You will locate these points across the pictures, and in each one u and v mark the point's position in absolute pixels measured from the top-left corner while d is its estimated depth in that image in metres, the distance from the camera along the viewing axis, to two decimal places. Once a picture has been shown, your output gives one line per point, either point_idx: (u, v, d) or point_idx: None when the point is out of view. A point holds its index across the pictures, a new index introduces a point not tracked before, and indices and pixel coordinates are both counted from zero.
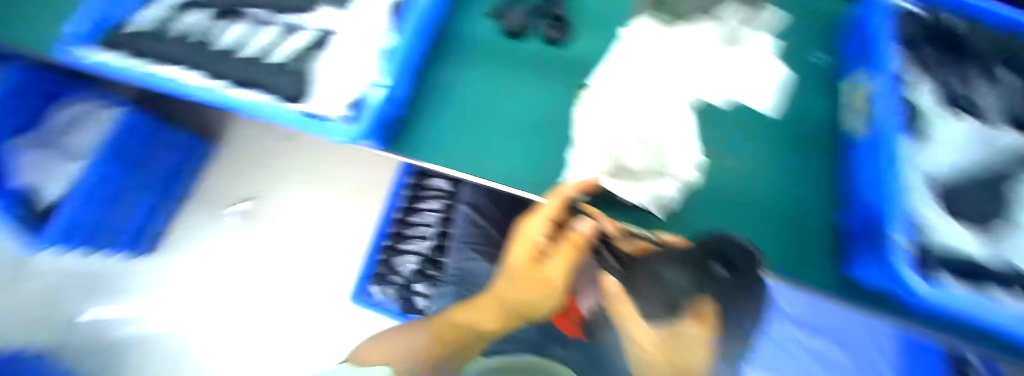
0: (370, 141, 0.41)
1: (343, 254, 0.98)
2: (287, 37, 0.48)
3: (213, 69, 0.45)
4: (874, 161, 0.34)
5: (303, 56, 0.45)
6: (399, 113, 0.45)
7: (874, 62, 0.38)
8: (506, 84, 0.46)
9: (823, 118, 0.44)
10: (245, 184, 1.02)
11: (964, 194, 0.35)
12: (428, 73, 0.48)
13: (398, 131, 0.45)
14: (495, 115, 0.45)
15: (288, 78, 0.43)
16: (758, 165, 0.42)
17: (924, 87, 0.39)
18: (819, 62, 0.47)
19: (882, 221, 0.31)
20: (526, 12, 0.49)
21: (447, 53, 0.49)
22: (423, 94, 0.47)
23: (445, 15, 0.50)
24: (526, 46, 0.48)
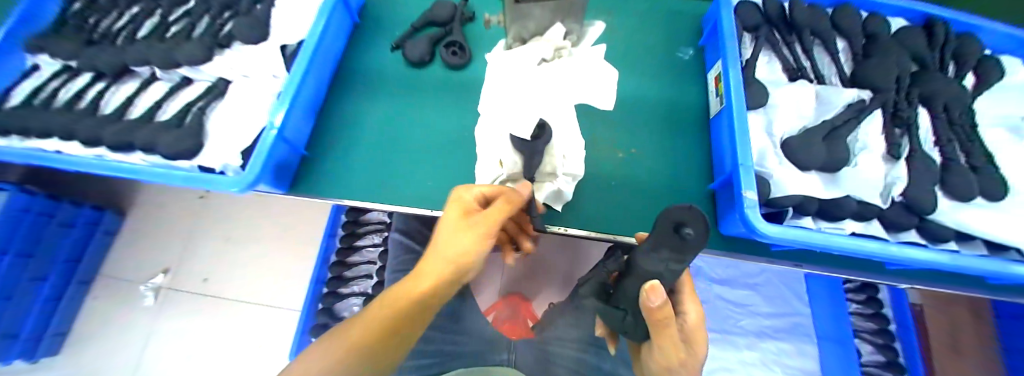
0: (264, 185, 0.39)
1: (286, 306, 0.95)
2: (175, 93, 0.47)
3: (91, 136, 0.42)
4: (728, 131, 0.40)
5: (192, 109, 0.45)
6: (301, 152, 0.44)
7: (723, 49, 0.43)
8: (409, 109, 0.48)
9: (697, 105, 0.49)
10: (164, 252, 1.01)
11: (807, 149, 0.41)
12: (328, 107, 0.48)
13: (305, 170, 0.45)
14: (402, 143, 0.47)
15: (175, 134, 0.41)
16: (643, 151, 0.46)
17: (771, 61, 0.47)
18: (688, 57, 0.52)
19: (737, 184, 0.37)
20: (425, 40, 0.50)
21: (348, 87, 0.49)
22: (327, 130, 0.47)
23: (346, 53, 0.51)
24: (428, 74, 0.50)
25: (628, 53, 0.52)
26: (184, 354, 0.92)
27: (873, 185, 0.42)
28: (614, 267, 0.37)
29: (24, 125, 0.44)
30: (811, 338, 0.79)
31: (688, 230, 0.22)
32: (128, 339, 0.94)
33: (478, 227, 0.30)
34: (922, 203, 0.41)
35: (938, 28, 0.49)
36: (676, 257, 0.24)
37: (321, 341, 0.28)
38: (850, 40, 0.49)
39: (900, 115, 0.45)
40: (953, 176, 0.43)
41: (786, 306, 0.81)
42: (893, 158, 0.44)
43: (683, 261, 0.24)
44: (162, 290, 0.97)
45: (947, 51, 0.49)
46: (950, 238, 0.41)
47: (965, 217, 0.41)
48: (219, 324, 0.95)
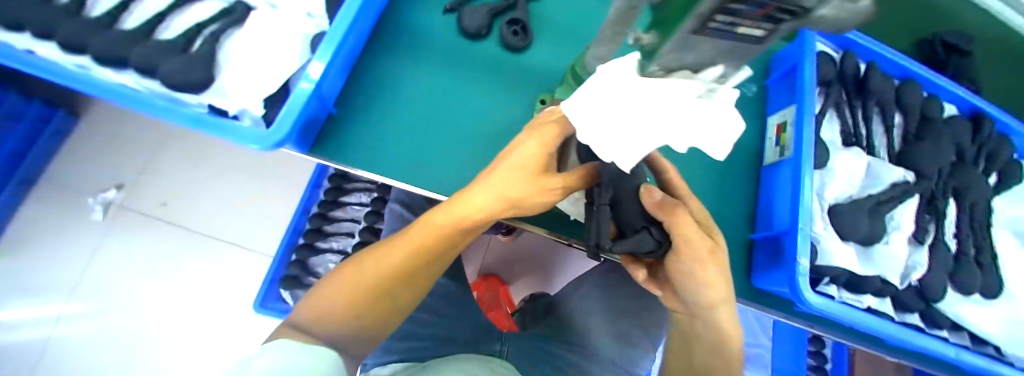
0: (289, 146, 0.34)
1: (256, 250, 0.89)
2: (183, 7, 0.40)
3: (70, 35, 0.34)
4: (790, 189, 0.39)
5: (203, 33, 0.38)
6: (330, 110, 0.39)
7: (797, 99, 0.41)
8: (456, 86, 0.43)
9: (748, 147, 0.47)
10: (121, 166, 0.90)
11: (853, 219, 0.41)
12: (364, 63, 0.42)
13: (330, 131, 0.40)
14: (445, 123, 0.42)
15: (183, 60, 0.35)
16: (692, 186, 0.45)
17: (832, 120, 0.46)
18: (750, 94, 0.50)
19: (791, 248, 0.36)
20: (485, 11, 0.44)
21: (391, 46, 0.43)
22: (361, 91, 0.42)
23: (391, 5, 0.45)
24: (482, 49, 0.45)
25: None
26: (134, 281, 0.85)
27: (898, 265, 0.43)
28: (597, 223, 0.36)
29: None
30: (764, 369, 0.87)
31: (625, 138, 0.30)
32: (70, 252, 0.85)
33: (535, 163, 0.30)
34: (934, 290, 0.43)
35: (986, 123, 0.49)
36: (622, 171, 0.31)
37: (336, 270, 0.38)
38: (907, 116, 0.48)
39: (935, 204, 0.46)
40: (964, 270, 0.45)
41: (750, 337, 0.88)
42: (918, 242, 0.45)
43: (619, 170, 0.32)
44: (114, 207, 0.88)
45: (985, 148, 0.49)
46: (947, 326, 0.44)
47: (965, 309, 0.44)
48: (178, 256, 0.87)
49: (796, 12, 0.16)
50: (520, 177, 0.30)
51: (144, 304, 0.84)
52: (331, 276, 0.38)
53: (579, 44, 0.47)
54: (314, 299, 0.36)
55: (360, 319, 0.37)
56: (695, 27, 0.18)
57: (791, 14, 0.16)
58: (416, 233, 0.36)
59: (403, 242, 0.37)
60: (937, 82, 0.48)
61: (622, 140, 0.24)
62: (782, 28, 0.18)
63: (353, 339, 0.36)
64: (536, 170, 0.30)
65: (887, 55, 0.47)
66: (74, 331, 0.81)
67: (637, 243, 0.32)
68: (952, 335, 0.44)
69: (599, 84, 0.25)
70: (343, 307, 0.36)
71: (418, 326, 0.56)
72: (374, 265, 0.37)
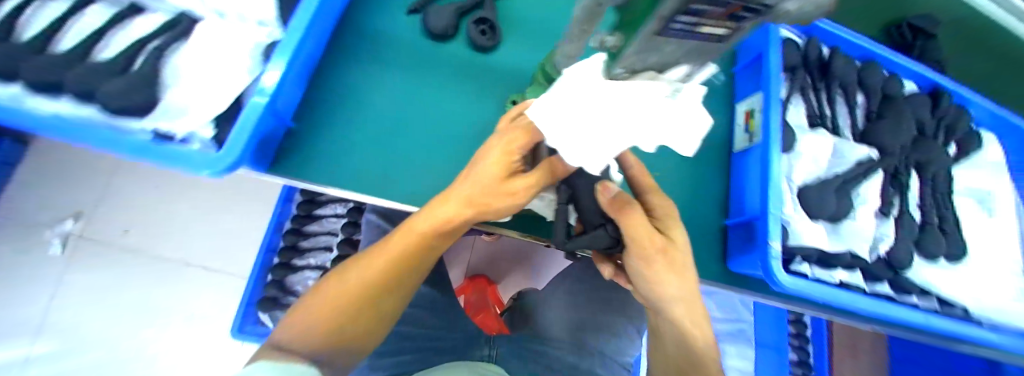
0: (246, 167, 0.32)
1: (230, 272, 0.85)
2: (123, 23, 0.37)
3: None
4: (761, 174, 0.39)
5: (145, 50, 0.35)
6: (289, 124, 0.37)
7: (764, 85, 0.42)
8: (423, 91, 0.42)
9: (721, 134, 0.48)
10: (71, 193, 0.84)
11: (822, 199, 0.42)
12: (323, 73, 0.40)
13: (291, 147, 0.38)
14: (414, 130, 0.41)
15: (122, 80, 0.32)
16: (667, 177, 0.45)
17: (798, 103, 0.47)
18: (720, 81, 0.50)
19: (763, 233, 0.37)
20: (451, 10, 0.43)
21: (353, 52, 0.41)
22: (323, 103, 0.39)
23: (351, 10, 0.43)
24: (449, 51, 0.43)
25: None
26: (95, 315, 0.80)
27: (866, 238, 0.44)
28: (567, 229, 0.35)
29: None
30: (750, 343, 0.87)
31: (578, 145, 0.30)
32: (21, 289, 0.79)
33: (500, 167, 0.29)
34: (901, 259, 0.45)
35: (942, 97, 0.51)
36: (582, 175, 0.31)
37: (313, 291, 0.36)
38: (868, 96, 0.49)
39: (899, 177, 0.48)
40: (928, 238, 0.47)
41: (733, 313, 0.89)
42: (884, 215, 0.46)
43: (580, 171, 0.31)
44: (67, 238, 0.82)
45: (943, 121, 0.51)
46: (915, 292, 0.46)
47: (930, 275, 0.46)
48: (144, 285, 0.82)
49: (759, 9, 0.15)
50: (486, 181, 0.29)
51: (110, 339, 0.79)
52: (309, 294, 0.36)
53: (548, 41, 0.46)
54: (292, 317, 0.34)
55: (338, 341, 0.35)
56: (660, 27, 0.17)
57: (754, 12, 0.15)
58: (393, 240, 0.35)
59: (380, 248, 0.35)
60: (895, 60, 0.49)
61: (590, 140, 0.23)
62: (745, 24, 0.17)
63: (331, 358, 0.34)
64: (501, 174, 0.29)
65: (849, 39, 0.48)
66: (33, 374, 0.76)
67: (592, 241, 0.31)
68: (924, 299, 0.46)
69: (567, 86, 0.24)
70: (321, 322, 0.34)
71: (405, 338, 0.55)
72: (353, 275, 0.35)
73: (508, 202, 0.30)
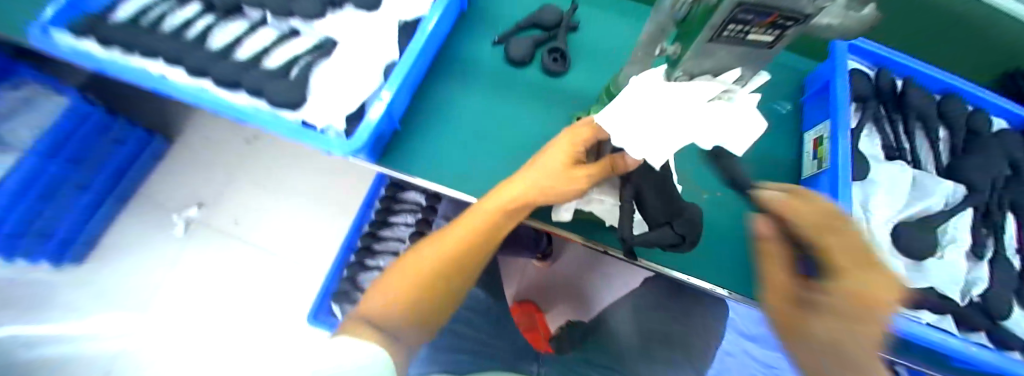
0: (362, 155, 0.41)
1: (309, 264, 0.97)
2: (283, 41, 0.49)
3: (199, 66, 0.45)
4: (827, 195, 0.40)
5: (298, 63, 0.47)
6: (396, 126, 0.46)
7: (833, 112, 0.43)
8: (504, 106, 0.49)
9: (784, 162, 0.49)
10: (202, 185, 1.03)
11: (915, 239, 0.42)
12: (426, 88, 0.49)
13: (397, 144, 0.46)
14: (491, 136, 0.47)
15: (285, 84, 0.44)
16: (729, 198, 0.47)
17: (871, 135, 0.47)
18: (784, 112, 0.52)
19: None
20: (529, 42, 0.50)
21: (449, 73, 0.50)
22: (420, 110, 0.48)
23: (448, 41, 0.52)
24: (526, 75, 0.51)
25: None
26: (202, 289, 0.95)
27: (954, 279, 0.42)
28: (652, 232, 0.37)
29: (132, 41, 0.46)
30: None
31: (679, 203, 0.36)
32: (156, 259, 0.97)
33: (565, 156, 0.34)
34: (1000, 308, 0.41)
35: None
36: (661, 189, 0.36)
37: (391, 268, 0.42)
38: (951, 131, 0.48)
39: (992, 217, 0.44)
40: None
41: None
42: (977, 257, 0.43)
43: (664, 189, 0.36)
44: (194, 221, 0.99)
45: None
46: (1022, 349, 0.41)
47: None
48: (241, 266, 0.96)
49: (798, 19, 0.19)
50: (552, 169, 0.34)
51: (208, 309, 0.93)
52: (387, 273, 0.42)
53: (612, 67, 0.51)
54: (373, 299, 0.39)
55: (413, 307, 0.40)
56: (711, 34, 0.21)
57: (794, 21, 0.20)
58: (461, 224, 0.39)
59: (452, 230, 0.40)
60: (981, 96, 0.48)
61: (647, 131, 0.27)
62: (788, 32, 0.21)
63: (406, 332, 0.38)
64: (567, 161, 0.34)
65: (924, 70, 0.47)
66: (145, 334, 0.90)
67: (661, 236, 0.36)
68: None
69: (634, 93, 0.29)
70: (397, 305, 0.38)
71: (461, 332, 0.59)
72: (425, 258, 0.40)
73: (568, 187, 0.34)
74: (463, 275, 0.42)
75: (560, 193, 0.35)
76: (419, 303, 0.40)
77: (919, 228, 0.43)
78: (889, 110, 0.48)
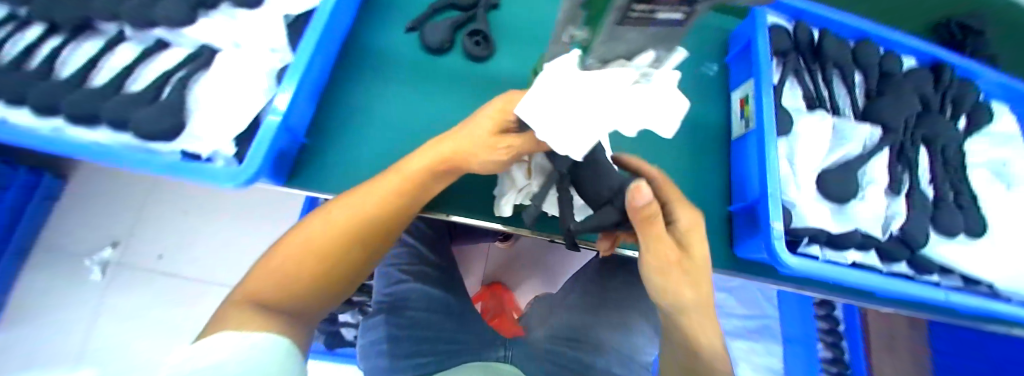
0: (263, 180, 0.36)
1: None
2: (149, 58, 0.41)
3: (42, 102, 0.36)
4: (755, 152, 0.41)
5: (172, 80, 0.39)
6: (301, 140, 0.41)
7: (755, 71, 0.42)
8: (425, 102, 0.45)
9: (717, 124, 0.49)
10: (112, 224, 0.90)
11: (838, 182, 0.43)
12: (331, 93, 0.44)
13: (305, 161, 0.41)
14: (415, 138, 0.44)
15: (153, 110, 0.36)
16: (667, 167, 0.46)
17: (793, 87, 0.47)
18: (713, 73, 0.51)
19: (763, 213, 0.38)
20: (446, 26, 0.45)
21: (359, 72, 0.45)
22: (331, 118, 0.43)
23: (353, 34, 0.46)
24: (447, 63, 0.46)
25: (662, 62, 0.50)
26: (136, 339, 0.85)
27: (878, 218, 0.44)
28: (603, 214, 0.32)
29: None
30: (776, 339, 0.87)
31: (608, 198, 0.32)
32: (70, 315, 0.85)
33: (491, 123, 0.32)
34: (916, 238, 0.44)
35: (946, 71, 0.50)
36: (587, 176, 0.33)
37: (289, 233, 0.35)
38: (866, 72, 0.49)
39: (906, 154, 0.47)
40: (944, 213, 0.45)
41: (757, 309, 0.89)
42: (894, 193, 0.45)
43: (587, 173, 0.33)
44: (111, 265, 0.88)
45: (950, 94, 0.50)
46: (934, 270, 0.44)
47: (949, 252, 0.44)
48: (180, 305, 0.88)
49: None
50: (477, 136, 0.33)
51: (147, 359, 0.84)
52: (275, 247, 0.35)
53: (537, 45, 0.48)
54: (255, 267, 0.33)
55: (306, 281, 0.33)
56: (619, 17, 0.19)
57: None
58: (382, 187, 0.35)
59: (365, 192, 0.35)
60: (891, 37, 0.49)
61: (566, 127, 0.25)
62: (698, 9, 0.19)
63: (296, 306, 0.33)
64: (492, 129, 0.32)
65: (838, 18, 0.48)
66: None
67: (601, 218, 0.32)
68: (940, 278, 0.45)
69: (547, 81, 0.26)
70: (277, 275, 0.33)
71: (418, 341, 0.57)
72: (333, 218, 0.35)
73: (489, 157, 0.33)
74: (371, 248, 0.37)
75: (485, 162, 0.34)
76: (313, 275, 0.34)
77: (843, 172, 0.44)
78: (809, 57, 0.48)
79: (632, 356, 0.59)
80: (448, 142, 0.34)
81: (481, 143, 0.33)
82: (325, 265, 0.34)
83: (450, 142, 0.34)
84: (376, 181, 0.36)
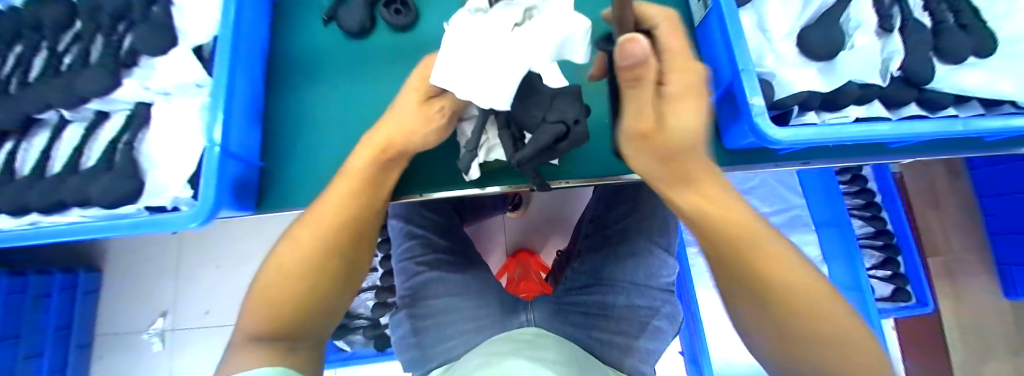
0: (226, 210, 0.36)
1: None
2: (94, 131, 0.41)
3: (14, 203, 0.38)
4: (718, 29, 0.37)
5: (118, 145, 0.39)
6: (258, 163, 0.41)
7: None
8: (364, 88, 0.43)
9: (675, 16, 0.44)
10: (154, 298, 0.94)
11: (823, 33, 0.38)
12: (275, 109, 0.43)
13: (268, 183, 0.42)
14: (367, 125, 0.43)
15: (108, 177, 0.37)
16: None
17: None
18: None
19: (740, 92, 0.34)
20: (360, 4, 0.43)
21: (294, 81, 0.44)
22: (280, 134, 0.43)
23: (274, 43, 0.45)
24: (374, 43, 0.44)
25: None
26: None
27: (874, 65, 0.39)
28: (550, 121, 0.29)
29: None
30: (809, 227, 0.81)
31: (550, 108, 0.30)
32: None
33: (416, 94, 0.33)
34: (921, 74, 0.39)
35: None
36: (524, 99, 0.30)
37: (271, 253, 0.36)
38: None
39: None
40: (947, 39, 0.40)
41: (782, 202, 0.83)
42: (885, 31, 0.41)
43: (522, 101, 0.30)
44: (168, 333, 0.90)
45: None
46: (949, 104, 0.40)
47: (970, 79, 0.39)
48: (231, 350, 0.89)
49: None
50: (405, 111, 0.33)
51: None
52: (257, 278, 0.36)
53: None
54: (246, 310, 0.34)
55: (289, 307, 0.33)
56: None
57: None
58: (334, 192, 0.35)
59: (322, 202, 0.35)
60: None
61: (480, 84, 0.26)
62: None
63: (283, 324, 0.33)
64: (419, 99, 0.33)
65: None
66: None
67: (548, 131, 0.29)
68: (896, 116, 0.40)
69: None
70: (259, 309, 0.33)
71: (443, 325, 0.57)
72: (306, 229, 0.35)
73: (421, 124, 0.33)
74: (355, 249, 0.36)
75: (422, 134, 0.33)
76: (298, 293, 0.33)
77: (823, 23, 0.39)
78: None
79: (650, 282, 0.58)
80: (381, 130, 0.34)
81: (409, 116, 0.33)
82: (311, 277, 0.34)
83: (386, 127, 0.34)
84: (332, 188, 0.36)
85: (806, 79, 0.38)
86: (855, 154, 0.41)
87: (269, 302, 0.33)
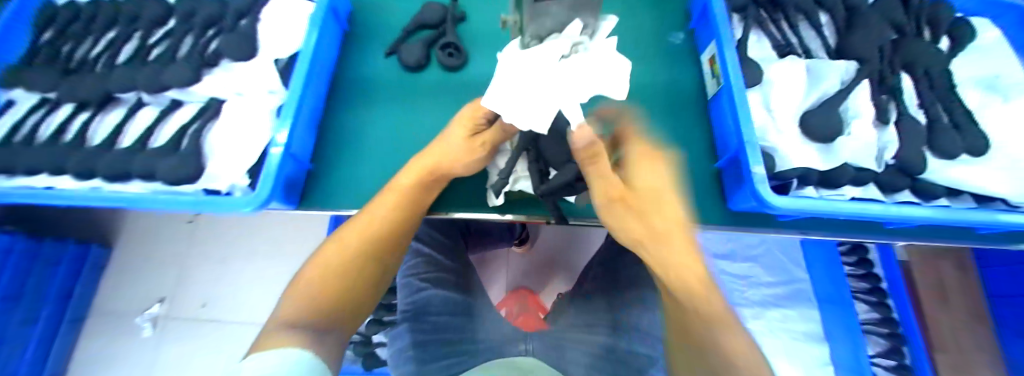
0: (276, 203, 0.39)
1: None
2: (167, 115, 0.46)
3: (82, 168, 0.42)
4: (728, 103, 0.42)
5: (188, 131, 0.44)
6: (308, 166, 0.45)
7: (715, 32, 0.44)
8: (410, 113, 0.49)
9: (691, 86, 0.50)
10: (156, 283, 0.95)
11: (824, 118, 0.43)
12: (329, 121, 0.48)
13: (313, 183, 0.45)
14: (406, 144, 0.47)
15: (175, 158, 0.41)
16: (647, 136, 0.47)
17: (760, 37, 0.49)
18: (679, 41, 0.52)
19: (745, 162, 0.37)
20: (419, 43, 0.50)
21: (349, 99, 0.50)
22: (328, 143, 0.47)
23: (338, 65, 0.51)
24: (426, 77, 0.50)
25: (630, 42, 0.52)
26: None
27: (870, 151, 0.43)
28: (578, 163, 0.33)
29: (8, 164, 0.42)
30: (811, 302, 0.82)
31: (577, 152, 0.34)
32: None
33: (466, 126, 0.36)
34: (916, 166, 0.43)
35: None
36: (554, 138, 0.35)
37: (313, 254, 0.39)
38: (831, 14, 0.52)
39: (887, 81, 0.48)
40: (941, 137, 0.45)
41: (783, 275, 0.84)
42: (883, 123, 0.46)
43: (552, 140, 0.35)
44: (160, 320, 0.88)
45: (922, 19, 0.51)
46: (942, 195, 0.44)
47: (958, 174, 0.44)
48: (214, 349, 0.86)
49: None
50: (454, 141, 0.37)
51: None
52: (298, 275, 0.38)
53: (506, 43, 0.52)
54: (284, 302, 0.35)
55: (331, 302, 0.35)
56: None
57: None
58: (382, 203, 0.38)
59: (369, 211, 0.39)
60: None
61: (520, 105, 0.28)
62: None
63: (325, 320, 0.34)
64: (467, 132, 0.36)
65: None
66: None
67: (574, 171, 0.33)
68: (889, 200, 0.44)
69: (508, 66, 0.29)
70: (303, 303, 0.34)
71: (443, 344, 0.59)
72: (352, 234, 0.38)
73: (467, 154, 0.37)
74: (390, 256, 0.40)
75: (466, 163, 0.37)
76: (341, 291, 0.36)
77: (826, 109, 0.44)
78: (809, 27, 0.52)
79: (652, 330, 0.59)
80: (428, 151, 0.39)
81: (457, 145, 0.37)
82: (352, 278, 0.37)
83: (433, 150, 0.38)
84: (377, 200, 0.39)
85: (806, 157, 0.42)
86: (843, 228, 0.45)
87: (314, 296, 0.35)
